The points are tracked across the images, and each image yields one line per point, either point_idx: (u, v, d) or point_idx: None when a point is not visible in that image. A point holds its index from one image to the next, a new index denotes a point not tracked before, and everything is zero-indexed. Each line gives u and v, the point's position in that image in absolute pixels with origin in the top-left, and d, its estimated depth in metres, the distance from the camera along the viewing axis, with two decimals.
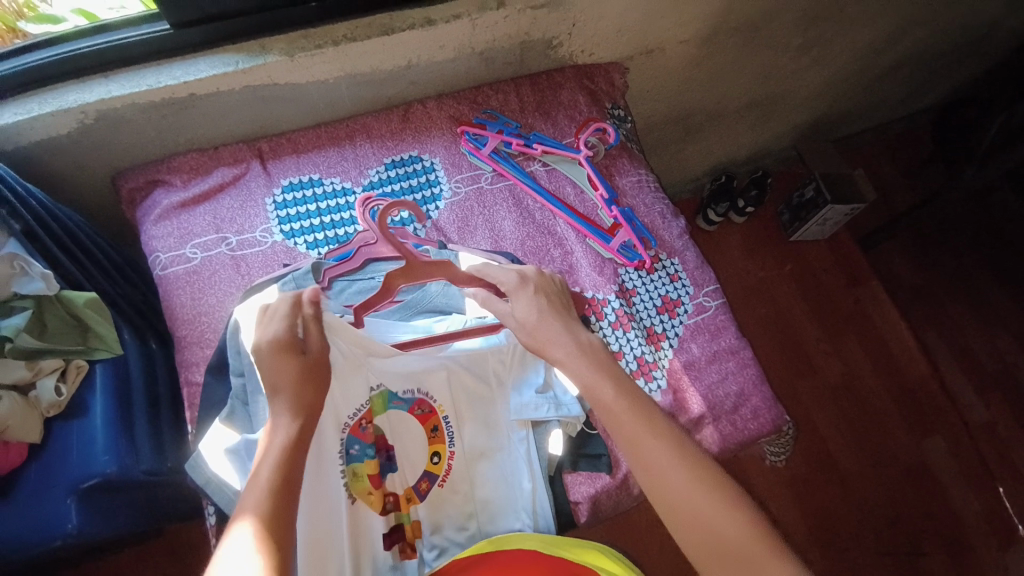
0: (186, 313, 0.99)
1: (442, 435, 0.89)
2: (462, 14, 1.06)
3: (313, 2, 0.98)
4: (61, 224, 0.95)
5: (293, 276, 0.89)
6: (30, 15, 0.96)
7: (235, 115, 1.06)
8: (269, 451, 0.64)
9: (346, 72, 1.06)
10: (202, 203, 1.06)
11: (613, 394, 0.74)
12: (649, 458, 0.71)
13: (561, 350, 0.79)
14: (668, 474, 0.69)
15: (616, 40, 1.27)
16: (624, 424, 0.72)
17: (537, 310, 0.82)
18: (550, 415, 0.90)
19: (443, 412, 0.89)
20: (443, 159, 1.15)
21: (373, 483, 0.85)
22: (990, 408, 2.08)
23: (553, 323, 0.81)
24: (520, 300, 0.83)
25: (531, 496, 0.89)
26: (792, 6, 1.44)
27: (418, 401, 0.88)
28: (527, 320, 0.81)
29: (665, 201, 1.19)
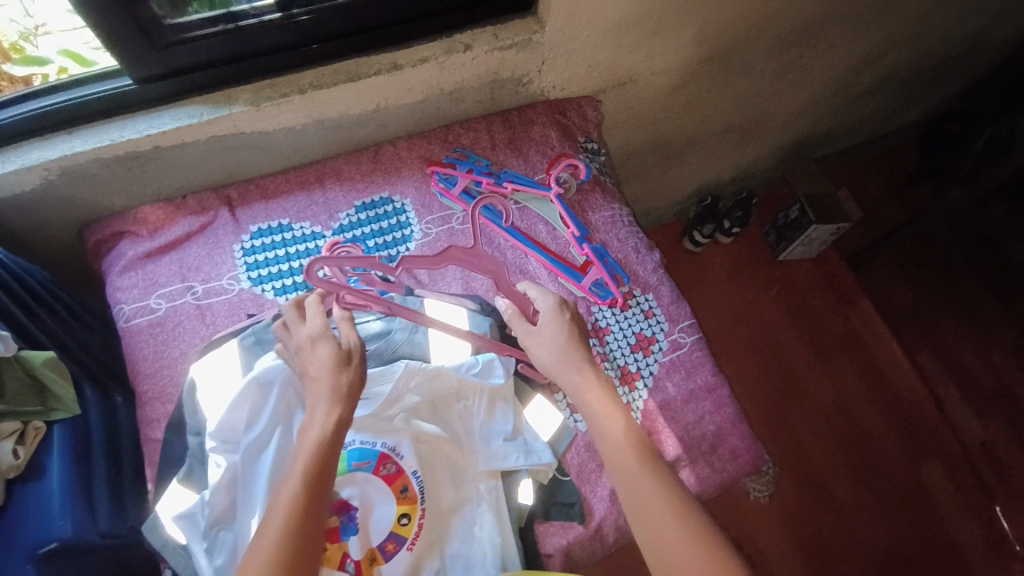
0: (148, 367, 0.99)
1: (412, 493, 0.85)
2: (429, 57, 1.05)
3: (313, 45, 0.99)
4: (23, 281, 0.94)
5: (253, 329, 0.86)
6: (16, 58, 0.97)
7: (202, 165, 1.05)
8: (310, 436, 0.72)
9: (314, 118, 1.05)
10: (167, 252, 1.06)
11: (624, 426, 0.83)
12: (640, 485, 0.78)
13: (578, 375, 0.87)
14: (649, 503, 0.76)
15: (587, 75, 1.26)
16: (625, 454, 0.80)
17: (566, 334, 0.90)
18: (519, 464, 0.89)
19: (410, 468, 0.86)
20: (414, 200, 1.15)
21: (330, 537, 0.81)
22: (987, 427, 2.04)
23: (577, 349, 0.89)
24: (550, 322, 0.91)
25: (500, 549, 0.85)
26: (766, 34, 1.44)
27: (383, 459, 0.86)
28: (553, 344, 0.89)
29: (639, 235, 1.17)
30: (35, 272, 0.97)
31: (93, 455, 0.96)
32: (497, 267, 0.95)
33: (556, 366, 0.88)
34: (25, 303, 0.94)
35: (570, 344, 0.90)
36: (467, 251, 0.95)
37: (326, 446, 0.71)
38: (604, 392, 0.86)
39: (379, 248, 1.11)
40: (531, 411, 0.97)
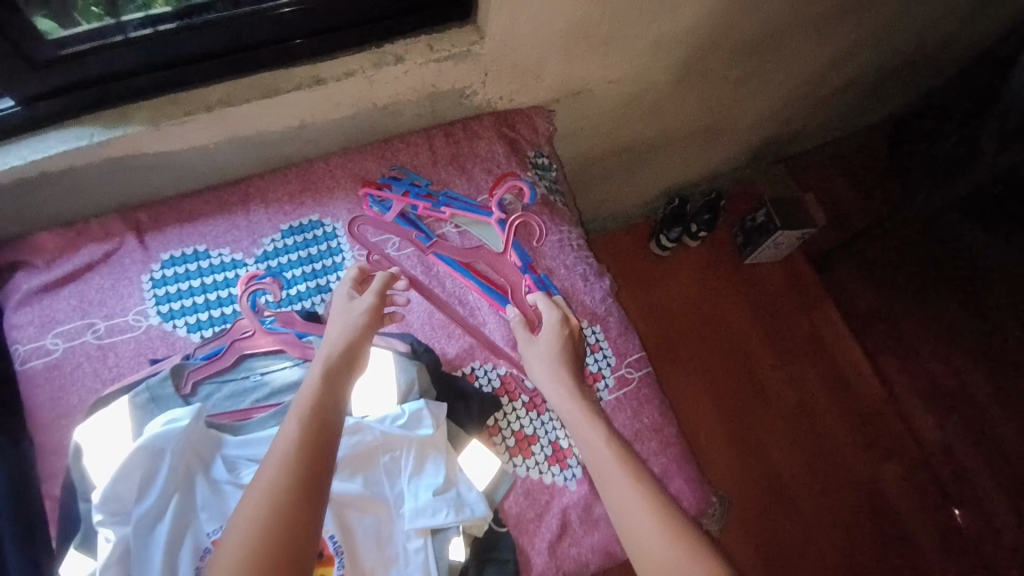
0: (45, 417, 0.91)
1: (330, 556, 0.80)
2: (356, 70, 0.96)
3: (299, 38, 0.92)
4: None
5: (148, 385, 0.78)
6: None
7: (103, 188, 0.96)
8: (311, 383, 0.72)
9: (228, 136, 0.96)
10: (66, 285, 0.97)
11: (603, 433, 0.80)
12: (615, 484, 0.75)
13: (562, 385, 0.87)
14: (625, 502, 0.73)
15: (536, 86, 1.18)
16: (606, 459, 0.77)
17: (559, 348, 0.90)
18: (449, 520, 0.83)
19: (327, 531, 0.80)
20: (347, 224, 1.06)
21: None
22: (945, 429, 2.01)
23: (567, 365, 0.89)
24: (549, 331, 0.91)
25: None
26: (727, 41, 1.38)
27: None
28: (546, 355, 0.90)
29: (589, 260, 1.11)
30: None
31: None
32: (518, 277, 1.02)
33: (544, 376, 0.88)
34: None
35: (562, 357, 0.89)
36: (495, 256, 1.02)
37: (327, 393, 0.71)
38: (584, 401, 0.84)
39: (304, 276, 1.02)
40: (465, 457, 0.91)
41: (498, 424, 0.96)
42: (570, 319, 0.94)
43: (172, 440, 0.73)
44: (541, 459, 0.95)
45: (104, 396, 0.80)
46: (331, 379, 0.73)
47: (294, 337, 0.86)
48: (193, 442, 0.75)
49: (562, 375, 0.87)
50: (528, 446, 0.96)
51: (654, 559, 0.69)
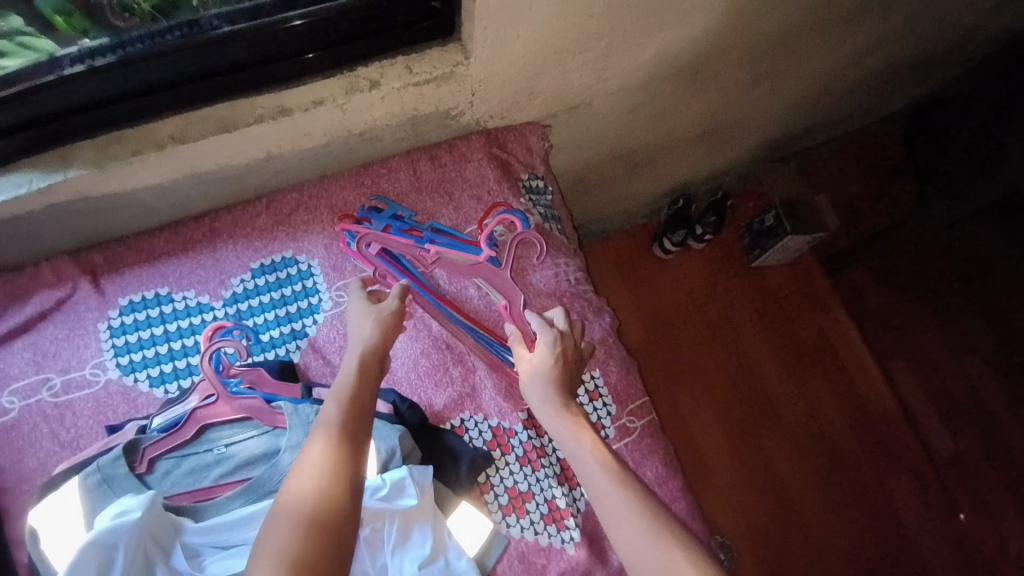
0: (5, 483, 0.83)
1: None
2: (326, 99, 0.87)
3: (311, 52, 0.84)
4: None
5: (98, 465, 0.71)
6: None
7: (52, 231, 0.88)
8: (342, 378, 0.71)
9: (185, 173, 0.87)
10: (20, 335, 0.88)
11: (587, 436, 0.75)
12: (616, 506, 0.68)
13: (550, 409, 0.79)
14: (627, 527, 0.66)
15: (528, 102, 1.08)
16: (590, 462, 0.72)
17: (553, 360, 0.83)
18: None
19: None
20: (323, 260, 0.98)
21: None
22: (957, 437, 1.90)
23: (563, 382, 0.82)
24: (539, 352, 0.84)
25: None
26: (737, 45, 1.26)
27: None
28: (539, 377, 0.82)
29: (587, 295, 1.03)
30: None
31: None
32: (515, 293, 0.95)
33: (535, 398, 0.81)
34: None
35: (558, 373, 0.82)
36: (495, 272, 0.96)
37: (360, 390, 0.70)
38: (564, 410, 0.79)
39: (277, 320, 0.94)
40: (455, 521, 0.85)
41: (489, 481, 0.89)
42: (564, 335, 0.86)
43: (127, 531, 0.65)
44: (535, 518, 0.89)
45: (54, 477, 0.73)
46: (363, 374, 0.72)
47: (261, 403, 0.78)
48: (150, 527, 0.67)
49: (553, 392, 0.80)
50: (522, 504, 0.89)
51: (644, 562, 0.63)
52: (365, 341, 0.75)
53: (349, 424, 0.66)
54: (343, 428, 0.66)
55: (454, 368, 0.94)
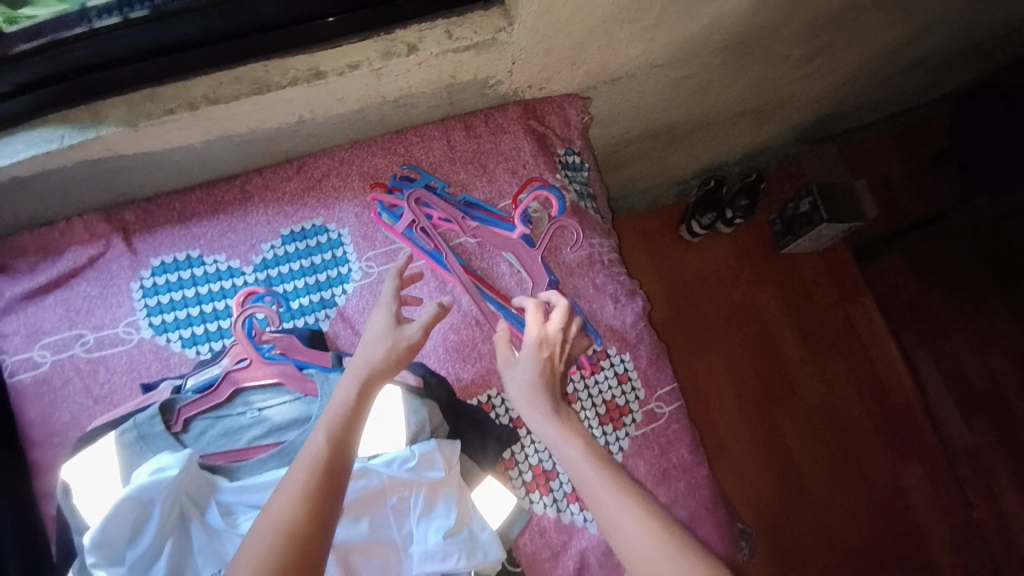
0: (39, 434, 0.85)
1: None
2: (362, 62, 0.82)
3: (331, 16, 0.80)
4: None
5: (134, 422, 0.71)
6: None
7: (83, 188, 0.86)
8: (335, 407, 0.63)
9: (218, 135, 0.85)
10: (52, 291, 0.88)
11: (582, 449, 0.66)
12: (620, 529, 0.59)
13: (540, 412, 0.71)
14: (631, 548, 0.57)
15: (569, 72, 1.03)
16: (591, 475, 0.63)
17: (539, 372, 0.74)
18: (461, 565, 0.77)
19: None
20: (354, 229, 0.96)
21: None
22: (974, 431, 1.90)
23: (553, 390, 0.74)
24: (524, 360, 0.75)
25: None
26: (795, 18, 1.18)
27: None
28: (523, 379, 0.74)
29: (620, 278, 1.00)
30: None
31: None
32: (542, 275, 0.94)
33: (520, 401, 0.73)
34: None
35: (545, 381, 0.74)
36: (529, 252, 0.94)
37: (353, 421, 0.62)
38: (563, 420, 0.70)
39: (307, 288, 0.93)
40: (480, 494, 0.85)
41: (515, 458, 0.90)
42: (553, 339, 0.77)
43: (162, 487, 0.66)
44: (559, 496, 0.89)
45: (91, 431, 0.74)
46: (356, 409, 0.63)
47: (293, 369, 0.79)
48: (186, 485, 0.68)
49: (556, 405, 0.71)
50: (546, 482, 0.90)
51: None
52: (369, 366, 0.67)
53: (334, 461, 0.58)
54: (327, 466, 0.57)
55: (484, 344, 0.94)
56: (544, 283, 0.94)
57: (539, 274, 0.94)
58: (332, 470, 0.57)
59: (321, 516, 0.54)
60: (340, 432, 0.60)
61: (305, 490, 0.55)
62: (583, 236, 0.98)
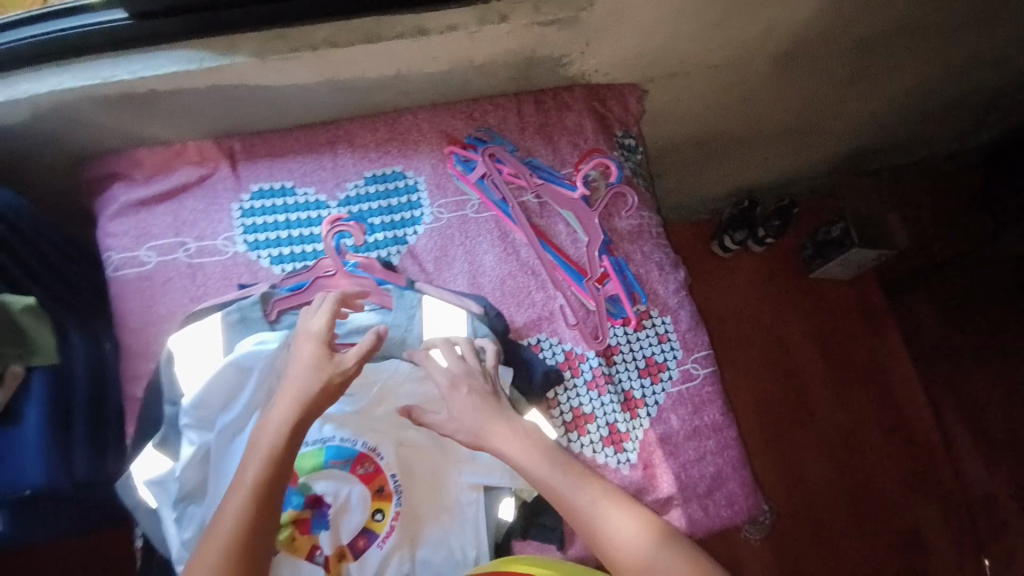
0: (135, 322, 0.94)
1: (389, 493, 0.84)
2: (459, 25, 0.93)
3: None
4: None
5: (239, 305, 0.82)
6: None
7: (203, 112, 0.97)
8: (262, 444, 0.70)
9: (327, 78, 0.96)
10: (164, 201, 1.00)
11: (544, 458, 0.78)
12: (577, 513, 0.74)
13: (499, 438, 0.79)
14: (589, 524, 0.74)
15: (635, 61, 1.13)
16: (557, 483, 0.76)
17: (473, 407, 0.80)
18: (504, 482, 0.86)
19: (390, 471, 0.85)
20: (429, 178, 1.06)
21: (299, 529, 0.81)
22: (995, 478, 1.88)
23: (495, 408, 0.81)
24: (456, 400, 0.81)
25: (475, 564, 0.85)
26: (839, 37, 1.29)
27: (361, 458, 0.84)
28: (467, 413, 0.80)
29: (666, 249, 1.08)
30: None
31: (75, 414, 0.92)
32: (598, 235, 1.01)
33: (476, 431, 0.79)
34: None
35: (483, 410, 0.80)
36: (587, 214, 1.02)
37: (280, 461, 0.69)
38: (519, 438, 0.79)
39: (383, 225, 1.02)
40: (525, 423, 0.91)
41: (557, 398, 0.95)
42: (468, 371, 0.82)
43: (258, 361, 0.79)
44: (595, 438, 0.94)
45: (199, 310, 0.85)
46: (281, 448, 0.69)
47: (372, 283, 0.87)
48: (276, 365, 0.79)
49: (507, 423, 0.80)
50: (584, 424, 0.95)
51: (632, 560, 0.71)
52: (293, 404, 0.72)
53: (260, 505, 0.66)
54: (251, 512, 0.65)
55: (537, 293, 1.01)
56: (600, 242, 1.00)
57: (596, 234, 1.01)
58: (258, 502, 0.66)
59: (251, 540, 0.65)
60: (263, 477, 0.67)
61: (235, 521, 0.65)
62: (642, 207, 1.07)
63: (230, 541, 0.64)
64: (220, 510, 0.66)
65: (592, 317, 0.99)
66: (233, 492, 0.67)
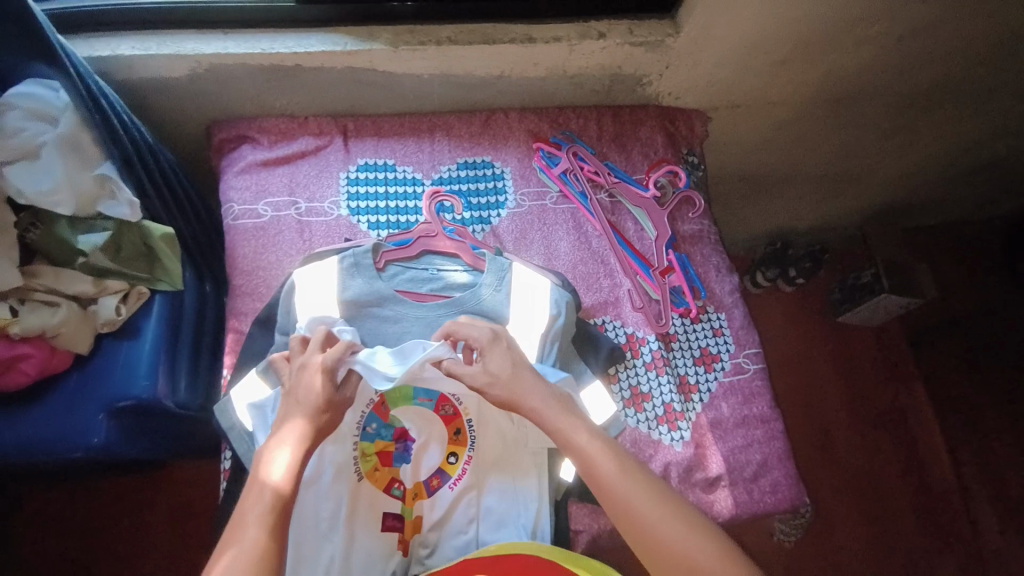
0: (246, 265, 1.04)
1: (463, 438, 0.91)
2: (563, 37, 1.09)
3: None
4: (117, 140, 0.88)
5: (354, 252, 0.92)
6: None
7: (330, 90, 1.11)
8: (278, 458, 0.70)
9: (441, 72, 1.10)
10: (283, 164, 1.12)
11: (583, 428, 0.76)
12: (633, 512, 0.69)
13: (535, 399, 0.78)
14: (647, 527, 0.68)
15: (705, 89, 1.27)
16: (594, 453, 0.73)
17: (511, 365, 0.81)
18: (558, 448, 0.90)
19: (466, 415, 0.91)
20: (514, 169, 1.17)
21: (381, 460, 0.89)
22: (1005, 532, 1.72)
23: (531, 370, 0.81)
24: (493, 356, 0.81)
25: (535, 515, 0.89)
26: (888, 89, 1.40)
27: (442, 401, 0.91)
28: (506, 366, 0.81)
29: (722, 255, 1.18)
30: (143, 129, 0.95)
31: (182, 338, 0.99)
32: (666, 231, 1.13)
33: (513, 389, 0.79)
34: (131, 170, 0.91)
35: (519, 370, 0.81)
36: (658, 213, 1.14)
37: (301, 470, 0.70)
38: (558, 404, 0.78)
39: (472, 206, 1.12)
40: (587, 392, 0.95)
41: (618, 374, 1.03)
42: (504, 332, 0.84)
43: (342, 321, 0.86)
44: (651, 416, 1.01)
45: (316, 253, 0.95)
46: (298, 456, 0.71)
47: (468, 247, 0.98)
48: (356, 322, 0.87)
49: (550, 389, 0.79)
50: (641, 401, 1.01)
51: (672, 541, 0.67)
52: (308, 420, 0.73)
53: (284, 513, 0.66)
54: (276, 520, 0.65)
55: (605, 279, 1.10)
56: (667, 239, 1.12)
57: (665, 230, 1.12)
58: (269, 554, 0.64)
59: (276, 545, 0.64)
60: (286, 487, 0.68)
61: (258, 527, 0.64)
62: (706, 211, 1.19)
63: (248, 554, 0.62)
64: (238, 518, 0.65)
65: (654, 304, 1.08)
66: (247, 503, 0.66)
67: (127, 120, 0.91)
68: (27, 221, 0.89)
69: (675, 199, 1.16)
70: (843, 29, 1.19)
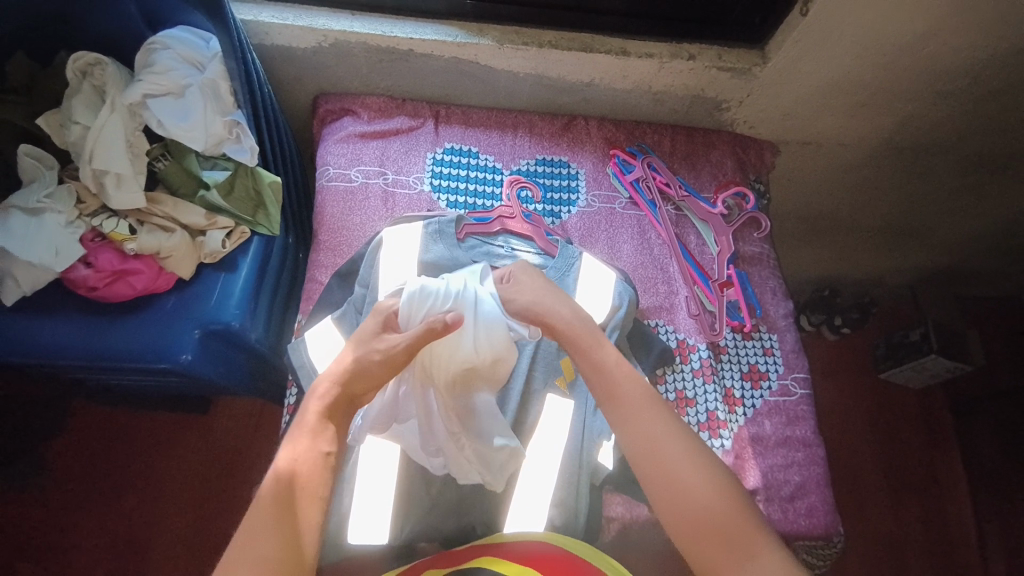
0: (332, 222, 1.12)
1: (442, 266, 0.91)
2: (655, 54, 1.17)
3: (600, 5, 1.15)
4: (251, 88, 0.99)
5: (439, 220, 1.01)
6: None
7: (431, 77, 1.21)
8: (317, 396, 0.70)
9: (536, 72, 1.19)
10: (377, 138, 1.20)
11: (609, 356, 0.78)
12: (696, 504, 0.66)
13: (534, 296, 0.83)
14: (703, 524, 0.66)
15: (779, 121, 1.32)
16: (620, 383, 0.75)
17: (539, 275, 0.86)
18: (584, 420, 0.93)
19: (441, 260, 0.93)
20: (588, 172, 1.23)
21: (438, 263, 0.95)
22: None
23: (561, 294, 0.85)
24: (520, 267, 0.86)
25: (579, 475, 0.89)
26: (963, 146, 1.41)
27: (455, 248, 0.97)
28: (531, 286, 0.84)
29: (779, 280, 1.21)
30: (266, 86, 1.05)
31: (266, 280, 1.08)
32: (729, 247, 1.17)
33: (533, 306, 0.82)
34: (257, 117, 1.02)
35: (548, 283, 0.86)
36: (723, 229, 1.18)
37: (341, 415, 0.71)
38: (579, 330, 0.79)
39: (545, 199, 1.19)
40: None
41: (665, 376, 1.05)
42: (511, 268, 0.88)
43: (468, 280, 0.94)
44: (692, 422, 1.03)
45: (405, 218, 1.03)
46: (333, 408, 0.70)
47: (541, 232, 1.07)
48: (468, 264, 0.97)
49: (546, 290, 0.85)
50: (685, 406, 1.04)
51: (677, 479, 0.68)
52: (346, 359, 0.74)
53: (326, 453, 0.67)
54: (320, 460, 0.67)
55: (664, 285, 1.14)
56: (729, 255, 1.16)
57: (730, 248, 1.17)
58: (305, 502, 0.64)
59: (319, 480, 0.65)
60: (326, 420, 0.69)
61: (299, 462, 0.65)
62: (768, 233, 1.23)
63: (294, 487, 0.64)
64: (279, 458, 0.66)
65: (710, 315, 1.11)
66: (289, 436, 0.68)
67: (258, 78, 1.02)
68: (157, 152, 1.00)
69: (741, 219, 1.20)
70: (925, 82, 1.23)
